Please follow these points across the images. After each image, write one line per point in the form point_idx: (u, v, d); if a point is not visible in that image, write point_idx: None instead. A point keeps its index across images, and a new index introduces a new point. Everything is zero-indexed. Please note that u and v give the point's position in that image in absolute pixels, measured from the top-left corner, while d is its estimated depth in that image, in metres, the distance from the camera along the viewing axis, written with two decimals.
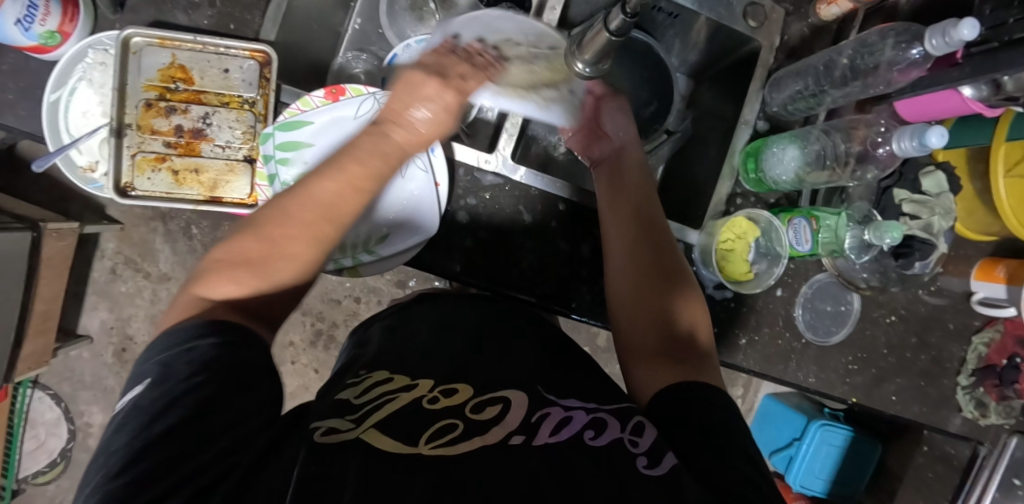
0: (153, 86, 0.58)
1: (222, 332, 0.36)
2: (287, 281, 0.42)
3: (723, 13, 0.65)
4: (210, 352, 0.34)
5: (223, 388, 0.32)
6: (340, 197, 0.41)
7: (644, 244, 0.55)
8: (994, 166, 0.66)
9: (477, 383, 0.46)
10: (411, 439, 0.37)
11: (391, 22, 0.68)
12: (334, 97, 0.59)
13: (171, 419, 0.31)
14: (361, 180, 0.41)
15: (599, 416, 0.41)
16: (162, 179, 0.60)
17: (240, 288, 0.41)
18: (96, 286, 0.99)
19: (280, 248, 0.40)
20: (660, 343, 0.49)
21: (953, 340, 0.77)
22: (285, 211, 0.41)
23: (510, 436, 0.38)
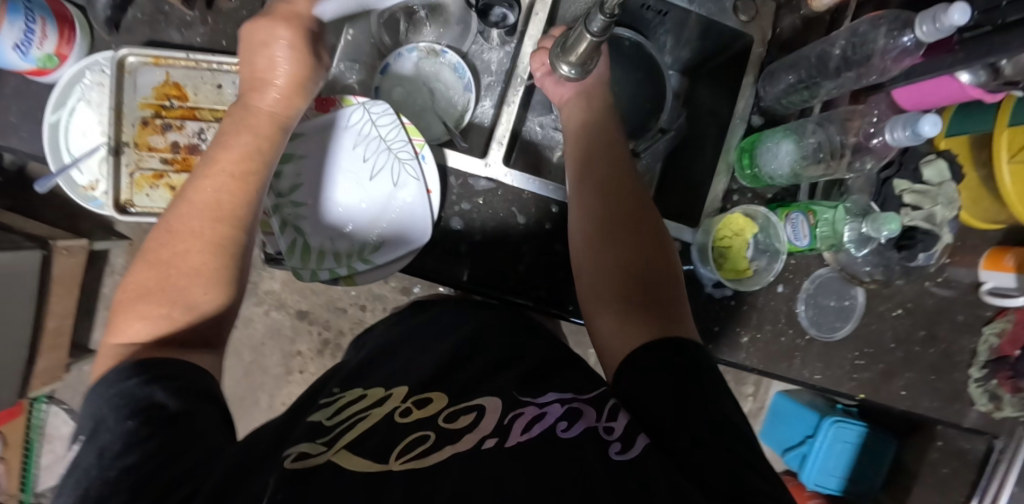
0: (149, 104, 0.60)
1: (146, 370, 0.38)
2: (201, 301, 0.44)
3: (713, 10, 0.64)
4: (143, 391, 0.36)
5: (164, 424, 0.35)
6: (223, 184, 0.46)
7: (599, 210, 0.55)
8: (998, 153, 0.64)
9: (452, 392, 0.46)
10: (381, 457, 0.37)
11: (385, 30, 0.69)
12: (325, 109, 0.61)
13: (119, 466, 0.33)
14: (237, 159, 0.47)
15: (574, 407, 0.42)
16: (159, 195, 0.61)
17: (164, 324, 0.42)
18: (107, 301, 1.01)
19: (179, 263, 0.43)
20: (631, 293, 0.50)
21: (964, 332, 0.75)
22: (170, 226, 0.44)
23: (482, 441, 0.38)
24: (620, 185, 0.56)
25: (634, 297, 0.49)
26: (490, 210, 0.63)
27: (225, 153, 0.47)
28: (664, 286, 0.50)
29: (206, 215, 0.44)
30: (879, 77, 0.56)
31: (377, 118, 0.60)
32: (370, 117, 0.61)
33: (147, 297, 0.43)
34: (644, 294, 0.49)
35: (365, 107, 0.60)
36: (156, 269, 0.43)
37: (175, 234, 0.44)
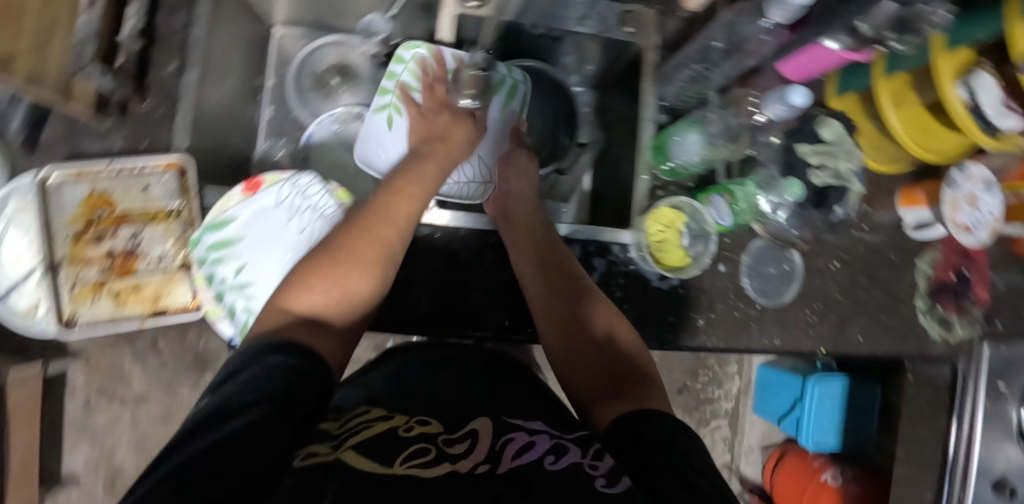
0: (78, 219, 0.60)
1: (291, 352, 0.38)
2: (355, 292, 0.48)
3: (600, 28, 0.71)
4: (270, 373, 0.35)
5: (276, 410, 0.32)
6: (396, 206, 0.54)
7: (564, 293, 0.59)
8: (880, 101, 0.70)
9: (448, 421, 0.47)
10: (385, 459, 0.37)
11: (301, 100, 0.76)
12: (253, 190, 0.60)
13: (232, 426, 0.30)
14: (408, 189, 0.56)
15: (560, 441, 0.44)
16: (103, 304, 0.62)
17: (323, 301, 0.46)
18: (72, 424, 0.98)
19: (349, 255, 0.48)
20: (604, 384, 0.52)
21: (900, 269, 0.80)
22: (355, 228, 0.51)
23: (475, 466, 0.39)
24: (573, 287, 0.60)
25: (608, 385, 0.52)
26: (440, 249, 0.65)
27: (409, 183, 0.57)
28: (639, 380, 0.51)
29: (386, 228, 0.51)
30: (756, 59, 0.62)
31: (305, 190, 0.60)
32: (299, 190, 0.60)
33: (320, 271, 0.47)
34: (619, 385, 0.51)
35: (292, 182, 0.60)
36: (330, 252, 0.49)
37: (354, 231, 0.50)
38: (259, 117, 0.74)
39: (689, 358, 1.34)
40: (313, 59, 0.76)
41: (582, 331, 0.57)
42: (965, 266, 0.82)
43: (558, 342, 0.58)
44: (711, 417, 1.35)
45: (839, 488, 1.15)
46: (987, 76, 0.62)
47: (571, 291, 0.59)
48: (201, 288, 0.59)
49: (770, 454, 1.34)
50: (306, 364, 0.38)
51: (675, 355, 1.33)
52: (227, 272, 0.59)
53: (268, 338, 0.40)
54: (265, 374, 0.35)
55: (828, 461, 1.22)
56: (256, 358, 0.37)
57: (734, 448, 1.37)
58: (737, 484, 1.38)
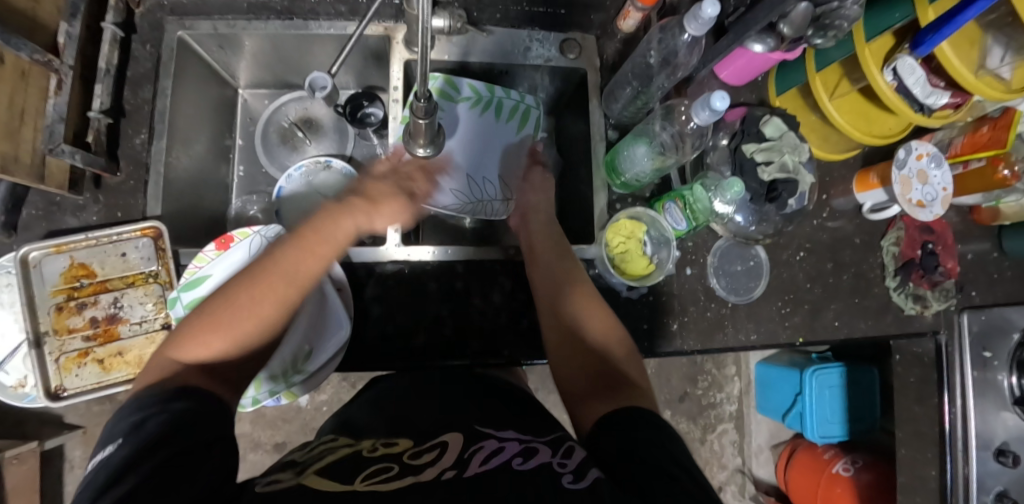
0: (60, 290, 0.62)
1: (180, 400, 0.42)
2: (246, 340, 0.50)
3: (545, 57, 0.75)
4: (169, 417, 0.40)
5: (182, 461, 0.36)
6: (303, 263, 0.52)
7: (564, 288, 0.61)
8: (819, 96, 0.73)
9: (418, 436, 0.49)
10: (347, 479, 0.40)
11: (269, 157, 0.81)
12: (225, 246, 0.62)
13: (121, 487, 0.34)
14: (318, 247, 0.53)
15: (530, 445, 0.46)
16: (89, 371, 0.62)
17: (214, 349, 0.48)
18: (73, 500, 1.02)
19: (243, 308, 0.49)
20: (595, 382, 0.54)
21: (866, 251, 0.82)
22: (252, 281, 0.50)
23: (442, 472, 0.41)
24: (574, 292, 0.61)
25: (599, 390, 0.53)
26: (410, 284, 0.67)
27: (322, 232, 0.54)
28: (626, 384, 0.53)
29: (282, 283, 0.50)
30: (686, 70, 0.68)
31: None
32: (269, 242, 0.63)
33: (210, 322, 0.49)
34: (611, 387, 0.52)
35: (262, 234, 0.64)
36: (219, 304, 0.50)
37: (245, 289, 0.50)
38: (231, 176, 0.80)
39: (684, 364, 1.34)
40: (278, 116, 0.82)
41: (579, 327, 0.58)
42: (930, 241, 0.83)
43: (555, 339, 0.59)
44: (716, 422, 1.35)
45: (852, 478, 1.14)
46: (909, 58, 0.66)
47: (575, 296, 0.60)
48: None
49: (780, 453, 1.33)
50: (198, 412, 0.41)
51: (669, 363, 1.35)
52: None
53: (158, 387, 0.43)
54: (152, 428, 0.38)
55: (837, 452, 1.21)
56: (155, 407, 0.41)
57: (743, 450, 1.35)
58: (752, 488, 1.36)
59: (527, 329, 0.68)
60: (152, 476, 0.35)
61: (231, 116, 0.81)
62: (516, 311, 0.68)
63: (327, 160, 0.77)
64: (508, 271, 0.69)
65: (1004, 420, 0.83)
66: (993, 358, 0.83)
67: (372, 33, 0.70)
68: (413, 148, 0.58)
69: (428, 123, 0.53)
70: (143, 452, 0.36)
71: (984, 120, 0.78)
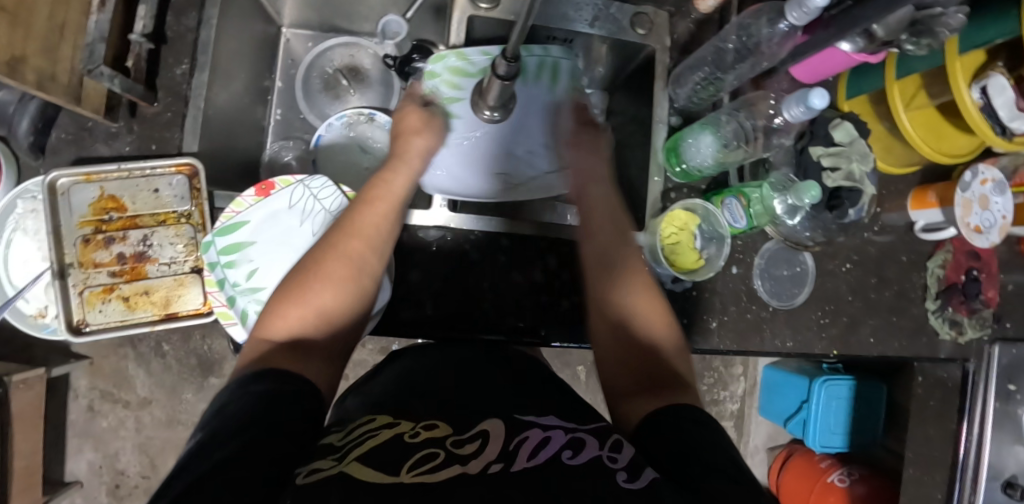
0: (87, 222, 0.59)
1: (266, 383, 0.39)
2: (328, 307, 0.49)
3: (613, 29, 0.70)
4: (259, 399, 0.37)
5: (260, 437, 0.34)
6: (366, 221, 0.54)
7: (610, 261, 0.59)
8: (893, 105, 0.69)
9: (456, 421, 0.46)
10: (393, 469, 0.37)
11: (309, 102, 0.78)
12: (265, 193, 0.59)
13: (208, 462, 0.31)
14: (379, 205, 0.56)
15: (577, 435, 0.43)
16: (113, 308, 0.60)
17: (300, 325, 0.47)
18: (76, 428, 1.03)
19: (324, 274, 0.50)
20: (640, 380, 0.51)
21: (911, 270, 0.80)
22: (329, 248, 0.52)
23: (488, 465, 0.38)
24: (626, 269, 0.59)
25: (643, 386, 0.50)
26: (453, 253, 0.65)
27: (380, 190, 0.57)
28: (674, 381, 0.49)
29: (353, 248, 0.52)
30: (771, 61, 0.63)
31: (318, 192, 0.60)
32: (311, 193, 0.60)
33: (291, 299, 0.48)
34: (658, 383, 0.49)
35: (305, 184, 0.60)
36: (298, 279, 0.50)
37: (323, 254, 0.52)
38: (268, 118, 0.76)
39: (694, 360, 1.33)
40: (322, 60, 0.78)
41: (629, 317, 0.55)
42: (975, 267, 0.81)
43: (607, 327, 0.56)
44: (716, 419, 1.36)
45: (847, 489, 1.14)
46: (1001, 77, 0.62)
47: (623, 269, 0.58)
48: (215, 293, 0.58)
49: (775, 456, 1.34)
50: (290, 394, 0.39)
51: None
52: (238, 277, 0.58)
53: (247, 367, 0.41)
54: (234, 408, 0.36)
55: (834, 463, 1.21)
56: (239, 391, 0.38)
57: (739, 449, 1.36)
58: None
59: (566, 314, 0.66)
60: (233, 455, 0.31)
61: (271, 56, 0.76)
62: (558, 293, 0.66)
63: (370, 113, 0.74)
64: (554, 250, 0.67)
65: (1016, 453, 0.84)
66: (1017, 391, 0.83)
67: None
68: (481, 109, 0.66)
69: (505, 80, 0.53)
70: (220, 436, 0.33)
71: None
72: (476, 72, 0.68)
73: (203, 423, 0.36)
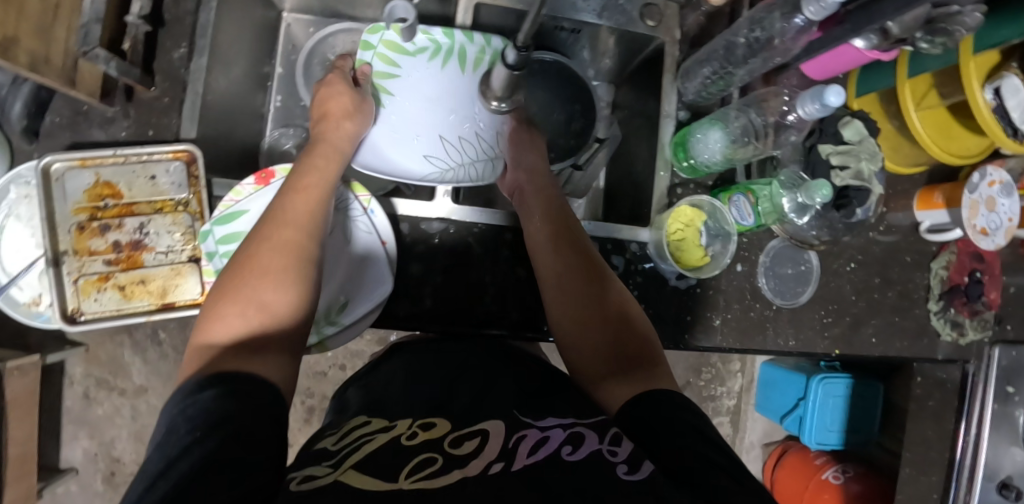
0: (82, 208, 0.57)
1: (219, 384, 0.36)
2: (273, 302, 0.46)
3: (621, 20, 0.69)
4: (217, 401, 0.34)
5: (229, 442, 0.31)
6: (294, 208, 0.51)
7: (554, 240, 0.59)
8: (904, 104, 0.68)
9: (455, 417, 0.47)
10: (389, 476, 0.38)
11: (310, 89, 0.75)
12: (265, 182, 0.58)
13: (182, 468, 0.29)
14: (303, 190, 0.53)
15: (575, 431, 0.43)
16: (109, 297, 0.59)
17: (241, 324, 0.44)
18: (71, 415, 1.02)
19: (257, 267, 0.47)
20: (612, 364, 0.51)
21: (915, 271, 0.79)
22: (258, 239, 0.49)
23: (489, 465, 0.39)
24: (580, 249, 0.59)
25: (614, 368, 0.50)
26: (456, 245, 0.64)
27: (307, 177, 0.55)
28: (641, 359, 0.50)
29: (286, 235, 0.49)
30: (784, 57, 0.62)
31: None
32: None
33: (226, 298, 0.45)
34: (624, 367, 0.50)
35: None
36: (235, 275, 0.47)
37: (254, 244, 0.48)
38: (268, 106, 0.75)
39: (692, 356, 1.33)
40: (325, 46, 0.75)
41: (585, 303, 0.55)
42: (978, 269, 0.80)
43: (567, 313, 0.56)
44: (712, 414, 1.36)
45: (841, 486, 1.15)
46: (1015, 78, 0.61)
47: (578, 250, 0.58)
48: None
49: (770, 452, 1.35)
50: (246, 393, 0.36)
51: (676, 353, 1.34)
52: None
53: (194, 375, 0.38)
54: (185, 417, 0.33)
55: (829, 460, 1.22)
56: (187, 399, 0.35)
57: (735, 445, 1.37)
58: None
59: None
60: (209, 454, 0.30)
61: (271, 41, 0.75)
62: None
63: None
64: None
65: (1013, 455, 0.84)
66: (1015, 393, 0.83)
67: None
68: (488, 99, 0.65)
69: (515, 73, 0.53)
70: (188, 435, 0.31)
71: None
72: (414, 51, 0.70)
73: (159, 439, 0.33)
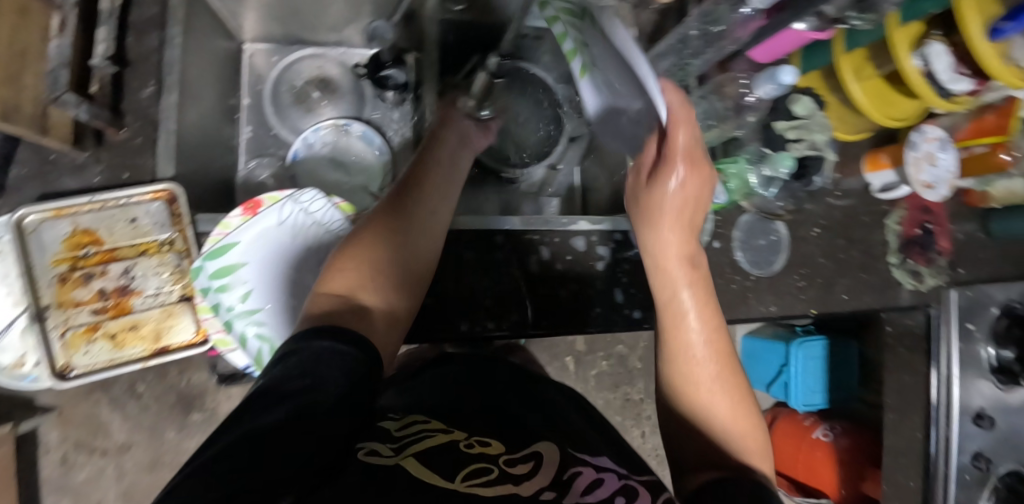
0: (62, 259, 0.57)
1: (331, 336, 0.41)
2: (379, 268, 0.50)
3: None
4: (314, 359, 0.38)
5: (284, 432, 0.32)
6: (412, 193, 0.56)
7: (695, 302, 0.54)
8: (844, 77, 0.73)
9: (508, 442, 0.51)
10: (447, 474, 0.41)
11: (281, 117, 0.77)
12: (253, 211, 0.57)
13: (232, 435, 0.31)
14: (422, 178, 0.58)
15: (628, 482, 0.47)
16: (100, 348, 0.59)
17: (352, 281, 0.48)
18: (51, 484, 0.97)
19: (376, 236, 0.51)
20: (702, 455, 0.51)
21: (874, 229, 0.85)
22: (385, 211, 0.54)
23: (540, 490, 0.41)
24: (712, 312, 0.54)
25: (709, 460, 0.50)
26: (450, 255, 0.65)
27: (422, 168, 0.59)
28: (733, 457, 0.50)
29: (396, 218, 0.53)
30: (735, 45, 0.66)
31: (308, 206, 0.60)
32: (302, 207, 0.60)
33: (343, 261, 0.50)
34: (713, 452, 0.51)
35: (294, 199, 0.60)
36: (353, 241, 0.51)
37: (377, 216, 0.54)
38: (239, 137, 0.74)
39: None
40: (290, 74, 0.78)
41: (689, 377, 0.54)
42: (928, 221, 0.88)
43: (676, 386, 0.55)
44: None
45: (831, 442, 1.20)
46: (938, 45, 0.67)
47: (705, 312, 0.54)
48: (210, 319, 0.57)
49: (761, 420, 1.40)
50: (339, 367, 0.38)
51: None
52: (234, 300, 0.57)
53: (310, 318, 0.43)
54: (290, 368, 0.37)
55: (817, 420, 1.26)
56: (304, 342, 0.40)
57: None
58: None
59: (564, 300, 0.68)
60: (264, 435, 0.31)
61: (235, 73, 0.75)
62: (557, 279, 0.68)
63: (346, 124, 0.75)
64: (547, 241, 0.68)
65: (982, 388, 0.90)
66: (976, 330, 0.89)
67: None
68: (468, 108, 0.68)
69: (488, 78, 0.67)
70: (268, 398, 0.34)
71: (988, 109, 0.83)
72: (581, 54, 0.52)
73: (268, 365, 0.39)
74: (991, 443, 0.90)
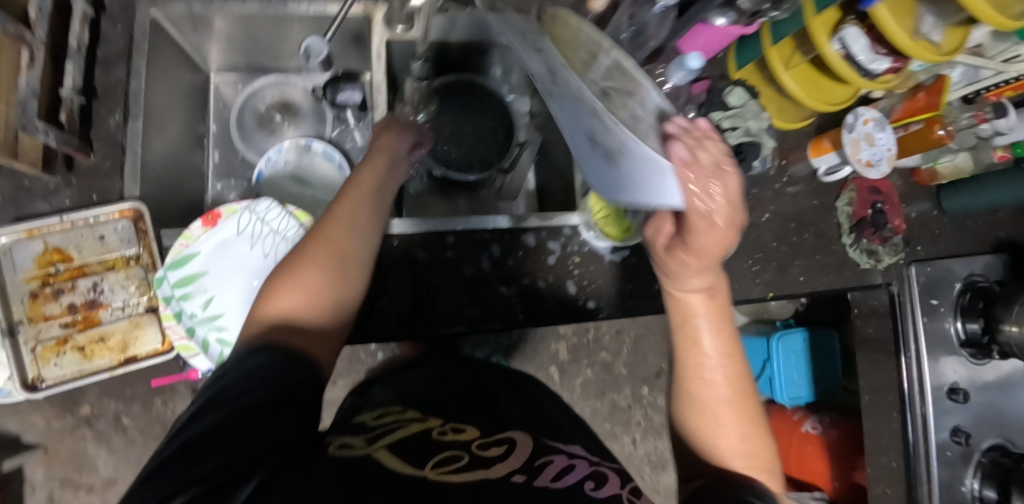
0: (34, 276, 0.62)
1: (271, 352, 0.45)
2: (316, 289, 0.51)
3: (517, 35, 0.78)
4: (256, 373, 0.43)
5: (233, 430, 0.38)
6: (347, 213, 0.57)
7: (709, 327, 0.52)
8: (775, 68, 0.78)
9: (482, 429, 0.58)
10: (418, 463, 0.45)
11: (246, 141, 0.82)
12: (212, 222, 0.62)
13: (197, 429, 0.38)
14: (358, 199, 0.59)
15: (597, 470, 0.52)
16: (69, 360, 0.63)
17: (290, 304, 0.50)
18: None
19: (310, 256, 0.52)
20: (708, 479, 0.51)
21: (823, 212, 0.88)
22: (319, 231, 0.55)
23: (511, 473, 0.46)
24: (728, 335, 0.53)
25: (711, 479, 0.50)
26: (407, 258, 0.69)
27: (355, 185, 0.61)
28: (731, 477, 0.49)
29: (335, 238, 0.54)
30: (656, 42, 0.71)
31: (264, 215, 0.64)
32: (257, 216, 0.64)
33: (282, 283, 0.51)
34: (720, 476, 0.50)
35: (250, 209, 0.64)
36: (290, 262, 0.53)
37: (311, 236, 0.55)
38: (207, 161, 0.80)
39: None
40: (255, 99, 0.82)
41: (698, 400, 0.53)
42: (879, 200, 0.89)
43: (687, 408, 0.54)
44: None
45: (820, 435, 1.20)
46: (853, 28, 0.71)
47: (723, 334, 0.53)
48: (172, 328, 0.59)
49: None
50: (282, 382, 0.43)
51: None
52: (196, 307, 0.61)
53: (252, 339, 0.47)
54: (236, 379, 0.42)
55: (806, 413, 1.25)
56: (245, 357, 0.45)
57: None
58: None
59: (518, 293, 0.70)
60: (222, 429, 0.38)
61: (203, 103, 0.81)
62: (509, 272, 0.71)
63: (307, 143, 0.79)
64: (498, 239, 0.72)
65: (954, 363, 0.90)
66: (940, 305, 0.90)
67: (352, 13, 0.73)
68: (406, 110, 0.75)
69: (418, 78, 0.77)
70: (219, 405, 0.40)
71: (919, 88, 0.87)
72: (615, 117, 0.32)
73: (215, 377, 0.43)
74: (970, 418, 0.89)
